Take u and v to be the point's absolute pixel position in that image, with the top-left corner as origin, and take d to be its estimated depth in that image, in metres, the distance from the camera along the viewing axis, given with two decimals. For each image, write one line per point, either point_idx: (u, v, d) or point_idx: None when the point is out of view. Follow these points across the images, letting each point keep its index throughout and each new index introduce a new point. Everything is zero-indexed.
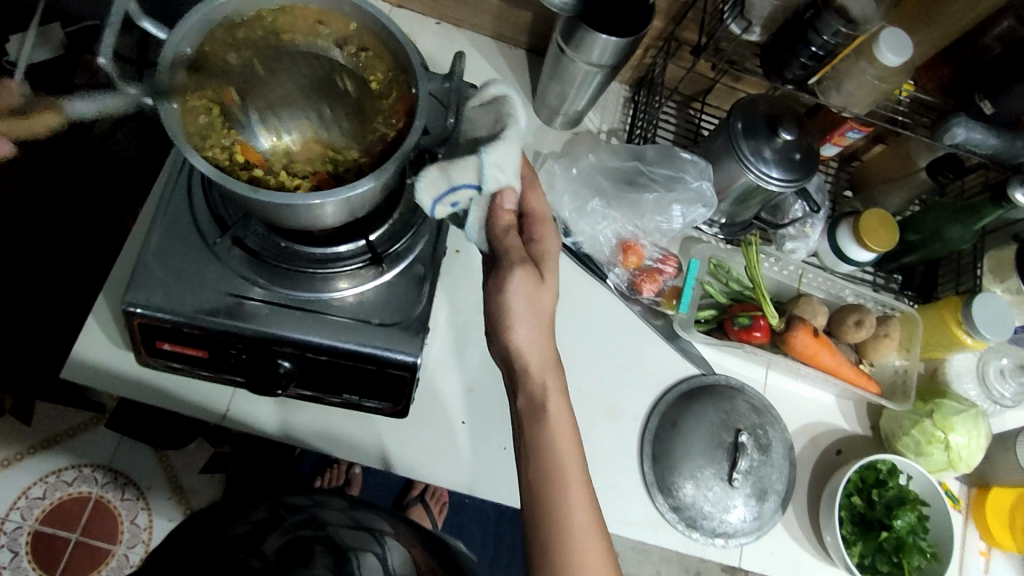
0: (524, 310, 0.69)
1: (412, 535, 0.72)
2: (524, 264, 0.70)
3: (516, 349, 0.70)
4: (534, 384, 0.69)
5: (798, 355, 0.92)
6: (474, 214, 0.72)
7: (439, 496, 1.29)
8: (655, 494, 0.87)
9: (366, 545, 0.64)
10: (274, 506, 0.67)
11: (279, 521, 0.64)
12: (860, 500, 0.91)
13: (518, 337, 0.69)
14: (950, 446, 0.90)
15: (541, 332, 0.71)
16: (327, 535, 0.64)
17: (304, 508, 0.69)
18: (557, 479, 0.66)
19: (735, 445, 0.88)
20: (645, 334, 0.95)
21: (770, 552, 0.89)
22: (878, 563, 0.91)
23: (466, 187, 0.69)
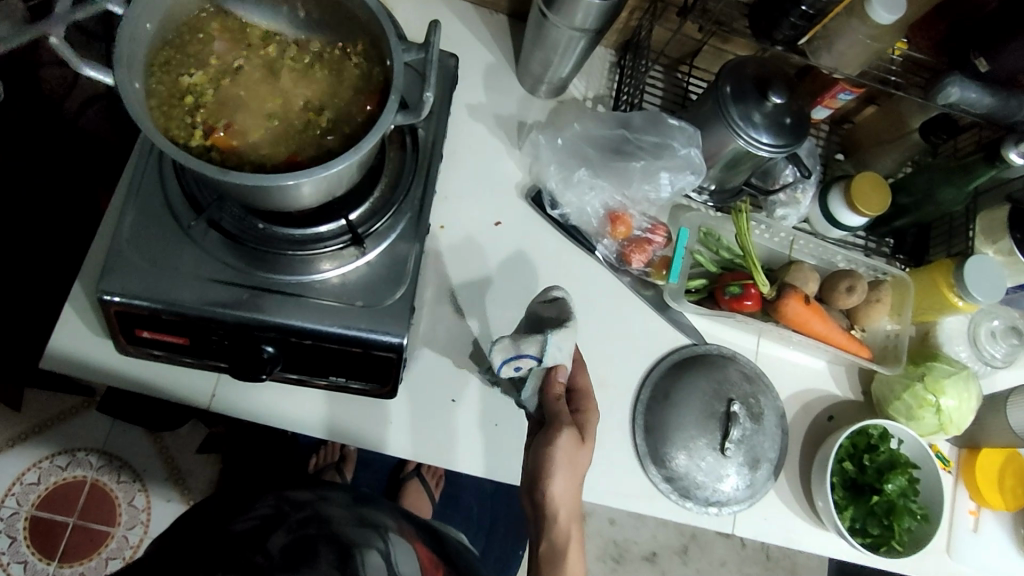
0: (566, 463, 0.73)
1: (414, 530, 0.72)
2: (572, 424, 0.75)
3: (549, 497, 0.73)
4: (559, 531, 0.74)
5: (789, 323, 0.91)
6: (531, 381, 0.79)
7: (434, 471, 1.31)
8: (648, 465, 0.87)
9: (369, 542, 0.63)
10: (279, 501, 0.68)
11: (283, 516, 0.64)
12: (852, 466, 0.91)
13: (555, 487, 0.73)
14: (941, 409, 0.90)
15: (574, 485, 0.75)
16: (331, 532, 0.64)
17: (308, 502, 0.69)
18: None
19: (728, 415, 0.88)
20: (637, 304, 0.93)
21: (763, 518, 0.90)
22: (869, 527, 0.90)
23: (530, 357, 0.77)
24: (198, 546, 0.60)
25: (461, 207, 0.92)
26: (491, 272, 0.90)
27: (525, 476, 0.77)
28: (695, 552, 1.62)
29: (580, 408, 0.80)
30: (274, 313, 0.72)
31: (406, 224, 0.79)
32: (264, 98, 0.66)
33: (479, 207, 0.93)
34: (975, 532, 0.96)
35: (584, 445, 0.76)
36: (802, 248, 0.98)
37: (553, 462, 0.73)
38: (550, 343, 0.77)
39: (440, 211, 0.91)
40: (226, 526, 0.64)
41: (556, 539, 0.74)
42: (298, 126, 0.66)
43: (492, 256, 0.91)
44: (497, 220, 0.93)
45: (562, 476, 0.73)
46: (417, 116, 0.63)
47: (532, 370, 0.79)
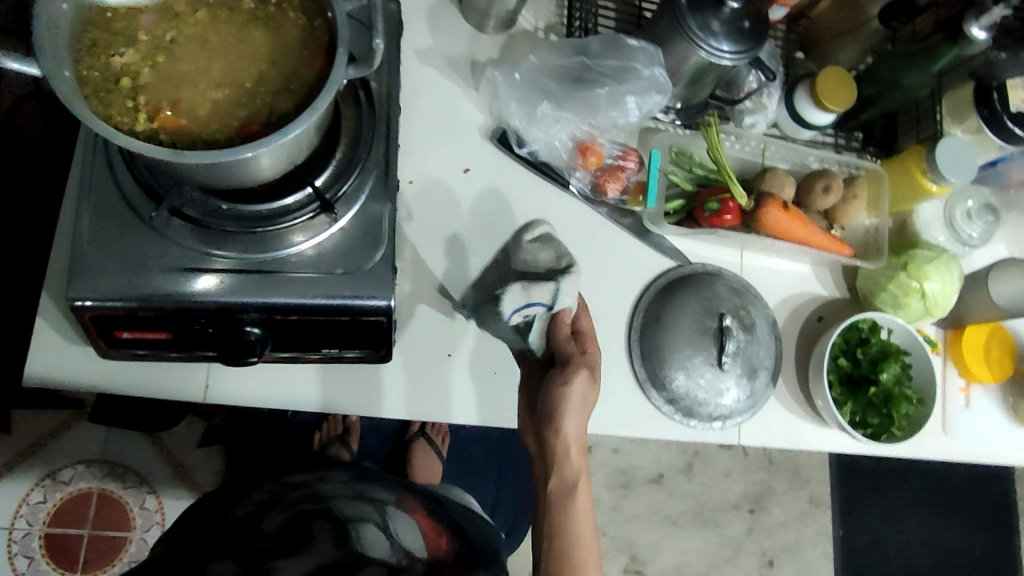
0: (580, 401, 0.77)
1: (416, 496, 0.76)
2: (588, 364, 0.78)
3: (565, 432, 0.76)
4: (569, 465, 0.77)
5: (770, 231, 0.91)
6: (538, 327, 0.81)
7: (439, 429, 1.33)
8: (650, 390, 0.88)
9: (367, 517, 0.66)
10: (276, 486, 0.74)
11: (279, 500, 0.71)
12: (846, 361, 0.94)
13: (569, 423, 0.76)
14: (926, 294, 0.92)
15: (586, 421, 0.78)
16: (326, 508, 0.68)
17: (308, 484, 0.75)
18: (562, 541, 0.74)
19: (721, 329, 0.89)
20: (617, 233, 0.93)
21: (767, 425, 0.92)
22: (869, 417, 0.93)
23: (541, 304, 0.80)
24: (204, 530, 0.68)
25: (427, 160, 0.90)
26: (468, 220, 0.89)
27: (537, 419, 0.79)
28: (700, 467, 1.91)
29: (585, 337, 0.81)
30: (253, 295, 0.71)
31: (374, 184, 0.76)
32: (202, 64, 0.62)
33: (445, 156, 0.90)
34: (967, 408, 1.00)
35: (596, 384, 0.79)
36: (773, 154, 0.97)
37: (569, 400, 0.76)
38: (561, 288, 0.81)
39: (406, 166, 0.89)
40: (230, 511, 0.71)
41: (566, 473, 0.77)
42: (246, 90, 0.62)
43: (467, 205, 0.89)
44: (465, 167, 0.91)
45: (563, 412, 0.76)
46: (369, 67, 0.60)
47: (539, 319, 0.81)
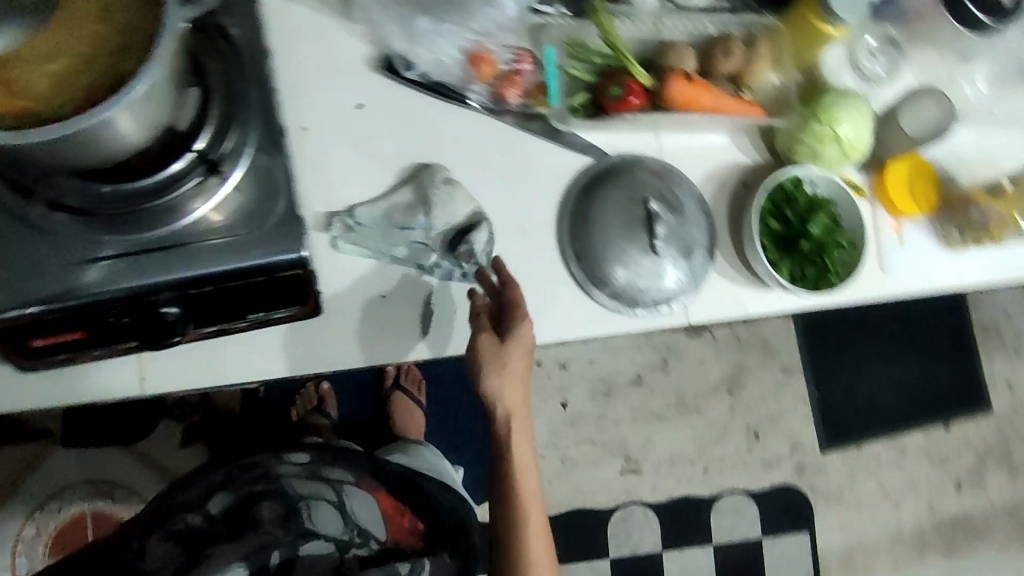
0: (491, 364, 0.81)
1: (372, 473, 1.03)
2: (486, 328, 0.82)
3: (487, 393, 0.84)
4: (500, 426, 0.86)
5: (677, 104, 0.89)
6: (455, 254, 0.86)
7: (412, 378, 1.48)
8: (591, 290, 0.88)
9: (322, 496, 0.99)
10: (229, 469, 0.99)
11: (233, 480, 0.97)
12: (776, 223, 0.93)
13: (486, 385, 0.83)
14: (840, 138, 0.92)
15: (508, 381, 0.83)
16: (279, 488, 0.99)
17: (262, 462, 1.03)
18: (518, 528, 0.89)
19: (648, 216, 0.89)
20: (528, 140, 0.90)
21: (713, 300, 0.93)
22: (806, 271, 0.93)
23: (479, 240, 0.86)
24: (159, 510, 0.93)
25: (317, 102, 0.86)
26: (373, 159, 0.86)
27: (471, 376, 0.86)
28: (674, 361, 1.95)
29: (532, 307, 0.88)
30: (156, 274, 0.68)
31: (257, 136, 0.73)
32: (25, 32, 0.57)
33: (334, 95, 0.86)
34: (901, 244, 1.02)
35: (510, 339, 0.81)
36: (670, 27, 0.94)
37: (476, 362, 0.82)
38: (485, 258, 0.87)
39: (297, 113, 0.85)
40: (185, 487, 0.95)
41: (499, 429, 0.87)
42: (82, 52, 0.58)
43: (369, 143, 0.86)
44: (358, 103, 0.87)
45: (511, 388, 0.83)
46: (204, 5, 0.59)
47: (461, 248, 0.86)
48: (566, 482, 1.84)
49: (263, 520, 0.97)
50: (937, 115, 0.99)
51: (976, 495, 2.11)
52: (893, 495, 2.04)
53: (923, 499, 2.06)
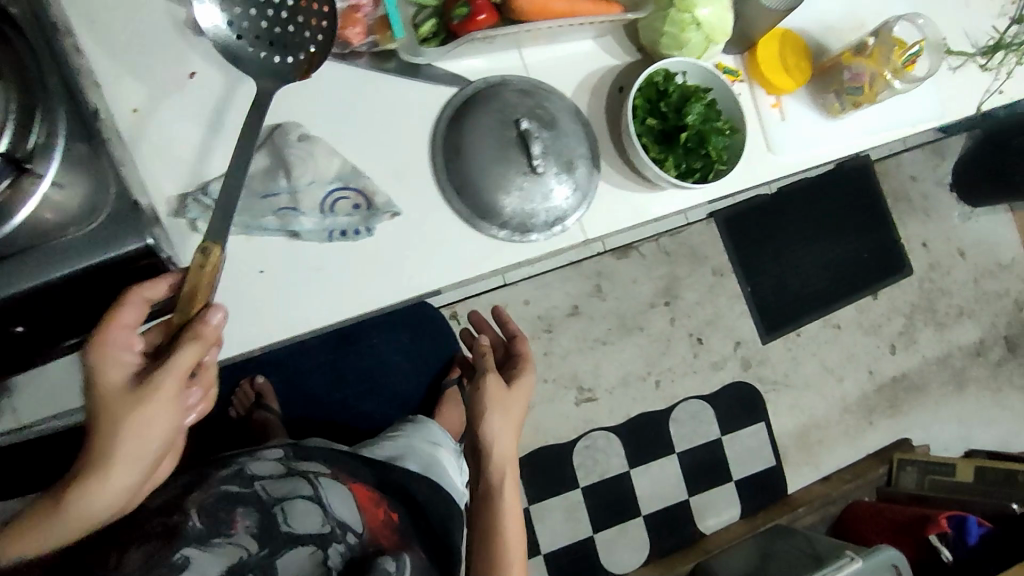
0: (496, 404, 1.05)
1: (343, 470, 1.05)
2: (492, 370, 1.07)
3: (485, 427, 1.04)
4: (493, 460, 1.06)
5: (528, 14, 0.85)
6: (343, 214, 0.81)
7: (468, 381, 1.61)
8: (480, 224, 0.86)
9: (303, 490, 0.95)
10: (200, 469, 0.95)
11: (204, 479, 0.92)
12: (656, 120, 0.91)
13: (490, 424, 1.04)
14: (701, 23, 0.87)
15: (504, 424, 1.06)
16: (252, 491, 0.91)
17: (238, 463, 0.99)
18: (504, 559, 1.00)
19: (522, 135, 0.85)
20: (387, 82, 0.86)
21: (606, 210, 0.92)
22: (693, 164, 0.92)
23: (361, 199, 0.82)
24: (124, 522, 0.81)
25: (145, 79, 0.79)
26: (225, 130, 0.80)
27: (473, 448, 1.08)
28: (607, 285, 1.95)
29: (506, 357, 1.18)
30: (8, 284, 0.63)
31: (68, 124, 0.65)
32: None
33: (162, 70, 0.80)
34: (783, 121, 1.03)
35: (510, 389, 1.09)
36: None
37: (482, 392, 1.05)
38: (378, 224, 0.83)
39: (124, 94, 0.79)
40: (155, 491, 0.88)
41: (496, 484, 1.05)
42: None
43: (216, 115, 0.80)
44: (191, 72, 0.80)
45: (502, 434, 1.06)
46: None
47: (345, 207, 0.81)
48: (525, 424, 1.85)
49: (233, 529, 0.84)
50: None
51: (910, 354, 2.22)
52: (836, 371, 2.13)
53: (863, 368, 2.16)
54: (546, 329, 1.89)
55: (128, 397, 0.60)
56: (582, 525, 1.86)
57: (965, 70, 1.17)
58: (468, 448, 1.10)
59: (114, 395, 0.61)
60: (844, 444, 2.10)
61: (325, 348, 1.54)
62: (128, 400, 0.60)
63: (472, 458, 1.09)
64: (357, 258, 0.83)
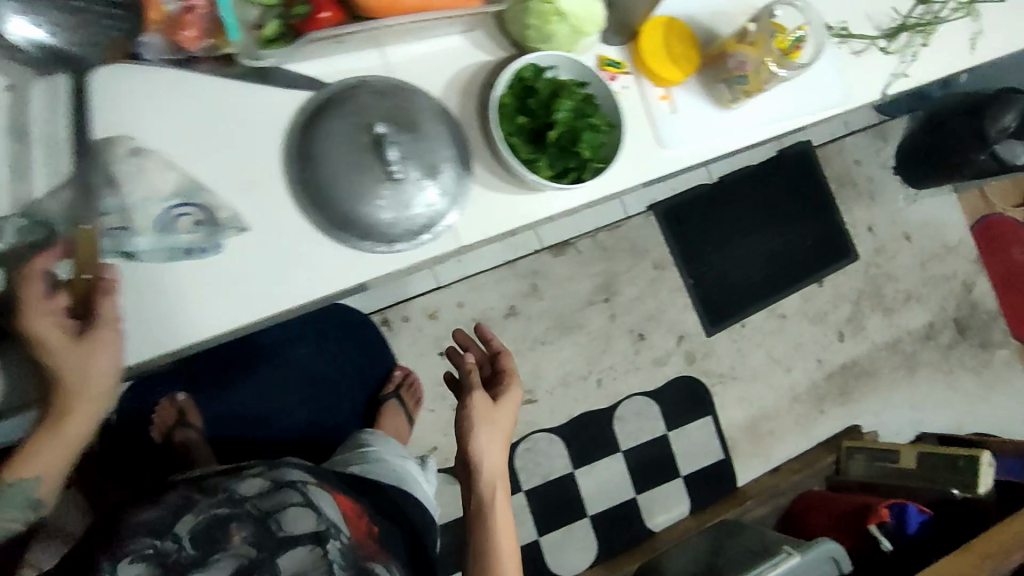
0: (485, 422, 1.00)
1: (329, 480, 1.02)
2: (480, 388, 1.02)
3: (474, 446, 0.99)
4: (483, 480, 1.00)
5: (375, 9, 0.80)
6: (185, 232, 0.77)
7: (410, 393, 1.66)
8: (338, 235, 0.81)
9: (289, 501, 0.93)
10: (184, 491, 0.94)
11: (190, 502, 0.91)
12: (526, 118, 0.86)
13: (478, 442, 0.99)
14: (565, 13, 0.83)
15: (494, 441, 1.01)
16: (242, 508, 0.91)
17: (214, 485, 0.96)
18: None
19: (377, 140, 0.81)
20: (231, 88, 0.81)
21: (482, 215, 0.88)
22: (569, 163, 0.87)
23: (203, 216, 0.78)
24: (119, 533, 0.89)
25: None
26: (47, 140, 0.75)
27: (463, 469, 1.02)
28: (544, 285, 1.91)
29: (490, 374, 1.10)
30: None
31: None
32: None
33: None
34: (673, 113, 0.99)
35: (497, 405, 1.03)
36: None
37: (471, 409, 1.00)
38: (224, 241, 0.79)
39: None
40: (148, 510, 0.91)
41: (487, 506, 0.99)
42: None
43: (42, 130, 0.75)
44: (7, 84, 0.75)
45: (493, 446, 1.01)
46: None
47: (185, 224, 0.77)
48: None
49: (231, 544, 0.87)
50: None
51: (859, 341, 2.20)
52: (783, 361, 2.11)
53: (811, 357, 2.14)
54: None
55: (69, 347, 0.70)
56: (525, 529, 1.82)
57: (869, 54, 1.14)
58: (457, 467, 1.04)
59: (55, 344, 0.70)
60: (795, 436, 2.07)
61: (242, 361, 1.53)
62: (66, 347, 0.71)
63: (460, 479, 1.03)
64: (203, 277, 0.78)
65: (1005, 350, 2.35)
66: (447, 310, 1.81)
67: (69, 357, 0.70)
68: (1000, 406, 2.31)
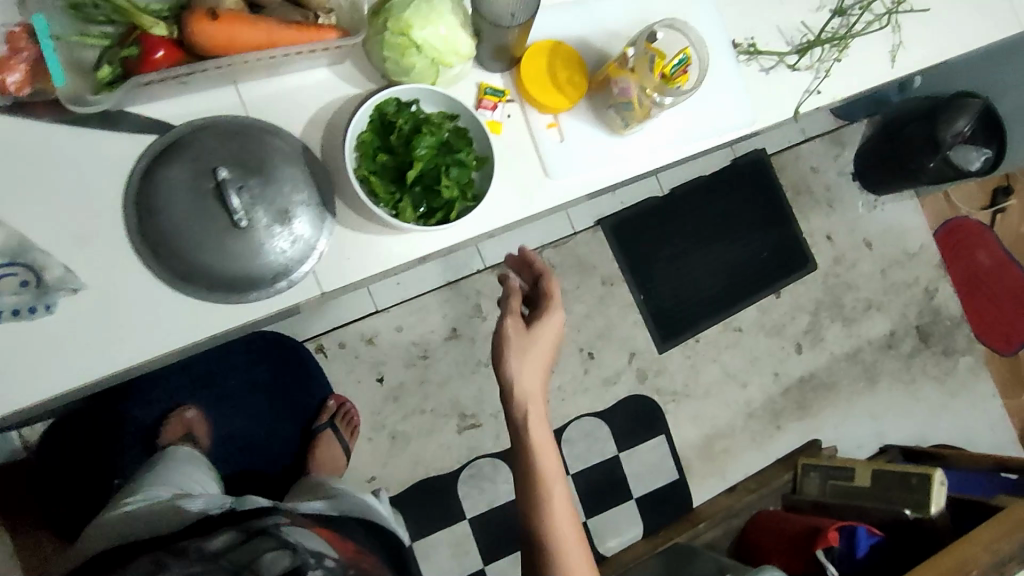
0: (518, 355, 0.93)
1: (301, 525, 0.93)
2: (510, 315, 0.96)
3: (509, 378, 0.93)
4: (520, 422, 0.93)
5: (214, 49, 0.75)
6: (11, 294, 0.74)
7: (347, 424, 1.58)
8: (183, 286, 0.78)
9: (264, 547, 0.81)
10: (153, 557, 0.81)
11: (158, 566, 0.78)
12: (387, 155, 0.82)
13: (511, 375, 0.93)
14: (422, 45, 0.79)
15: (533, 377, 0.94)
16: (216, 562, 0.78)
17: (183, 547, 0.83)
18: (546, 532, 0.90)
19: (219, 186, 0.76)
20: (66, 134, 0.77)
21: (346, 259, 0.84)
22: (433, 203, 0.83)
23: (32, 277, 0.75)
24: None
25: None
26: None
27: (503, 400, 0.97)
28: None
29: (529, 299, 1.05)
30: None
31: None
32: None
33: None
34: (561, 142, 0.94)
35: (531, 334, 0.96)
36: None
37: (502, 339, 0.94)
38: (56, 302, 0.76)
39: None
40: None
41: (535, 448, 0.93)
42: None
43: None
44: None
45: (528, 373, 0.94)
46: None
47: (9, 288, 0.74)
48: (402, 457, 1.71)
49: None
50: None
51: (817, 352, 2.15)
52: (738, 375, 2.06)
53: (767, 371, 2.09)
54: (422, 357, 1.74)
55: None
56: (469, 560, 1.71)
57: (780, 72, 1.08)
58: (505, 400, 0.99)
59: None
60: (750, 451, 2.04)
61: (175, 394, 1.49)
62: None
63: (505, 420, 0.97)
64: (35, 338, 0.75)
65: (970, 358, 2.30)
66: (383, 334, 1.70)
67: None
68: (965, 414, 2.26)
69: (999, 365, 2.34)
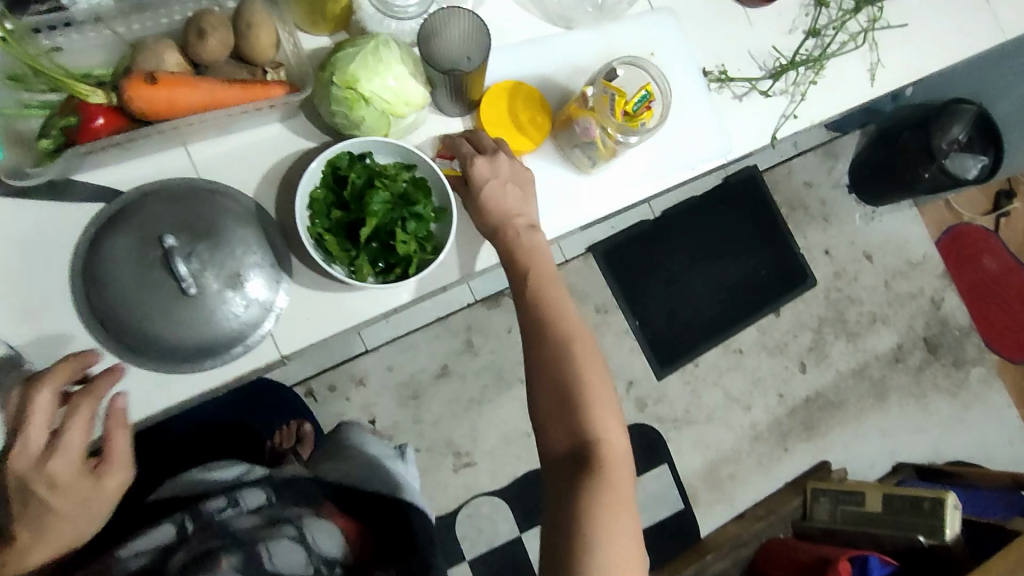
0: (505, 169, 0.84)
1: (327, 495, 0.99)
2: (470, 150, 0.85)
3: (493, 208, 0.83)
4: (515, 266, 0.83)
5: (154, 113, 0.73)
6: None
7: None
8: (135, 358, 0.77)
9: (281, 535, 0.90)
10: (183, 518, 0.92)
11: (187, 536, 0.90)
12: (340, 212, 0.79)
13: (502, 197, 0.84)
14: (371, 96, 0.77)
15: (514, 191, 0.85)
16: (234, 539, 0.89)
17: (215, 513, 0.93)
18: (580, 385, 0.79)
19: (166, 255, 0.74)
20: (12, 208, 0.76)
21: (307, 318, 0.81)
22: (390, 259, 0.80)
23: None
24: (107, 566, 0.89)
25: None
26: None
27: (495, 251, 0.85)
28: (479, 340, 1.74)
29: None
30: None
31: None
32: None
33: None
34: None
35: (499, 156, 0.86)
36: (127, 23, 0.77)
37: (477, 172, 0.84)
38: None
39: None
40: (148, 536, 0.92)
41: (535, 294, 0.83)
42: None
43: None
44: None
45: (506, 202, 0.84)
46: None
47: None
48: None
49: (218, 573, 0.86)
50: (467, 24, 0.82)
51: (822, 370, 2.09)
52: (740, 399, 2.01)
53: (771, 393, 2.04)
54: (414, 396, 1.70)
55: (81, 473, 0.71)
56: None
57: (754, 98, 1.05)
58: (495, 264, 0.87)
59: (70, 508, 0.72)
60: (758, 476, 1.97)
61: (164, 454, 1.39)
62: (81, 505, 0.73)
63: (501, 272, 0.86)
64: None
65: (981, 368, 2.22)
66: (374, 376, 1.68)
67: (68, 521, 0.73)
68: (979, 427, 2.18)
69: (1013, 373, 2.26)
